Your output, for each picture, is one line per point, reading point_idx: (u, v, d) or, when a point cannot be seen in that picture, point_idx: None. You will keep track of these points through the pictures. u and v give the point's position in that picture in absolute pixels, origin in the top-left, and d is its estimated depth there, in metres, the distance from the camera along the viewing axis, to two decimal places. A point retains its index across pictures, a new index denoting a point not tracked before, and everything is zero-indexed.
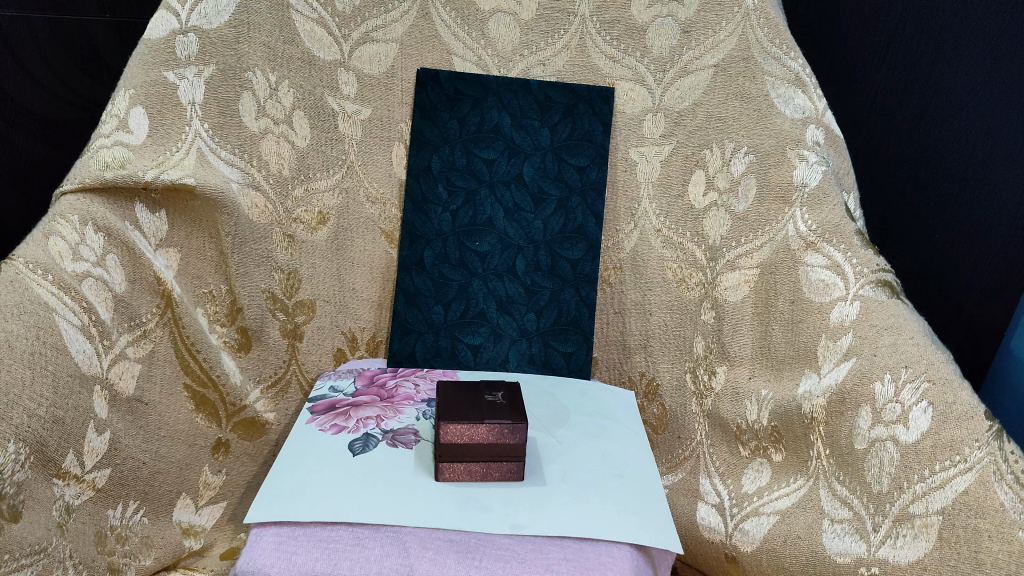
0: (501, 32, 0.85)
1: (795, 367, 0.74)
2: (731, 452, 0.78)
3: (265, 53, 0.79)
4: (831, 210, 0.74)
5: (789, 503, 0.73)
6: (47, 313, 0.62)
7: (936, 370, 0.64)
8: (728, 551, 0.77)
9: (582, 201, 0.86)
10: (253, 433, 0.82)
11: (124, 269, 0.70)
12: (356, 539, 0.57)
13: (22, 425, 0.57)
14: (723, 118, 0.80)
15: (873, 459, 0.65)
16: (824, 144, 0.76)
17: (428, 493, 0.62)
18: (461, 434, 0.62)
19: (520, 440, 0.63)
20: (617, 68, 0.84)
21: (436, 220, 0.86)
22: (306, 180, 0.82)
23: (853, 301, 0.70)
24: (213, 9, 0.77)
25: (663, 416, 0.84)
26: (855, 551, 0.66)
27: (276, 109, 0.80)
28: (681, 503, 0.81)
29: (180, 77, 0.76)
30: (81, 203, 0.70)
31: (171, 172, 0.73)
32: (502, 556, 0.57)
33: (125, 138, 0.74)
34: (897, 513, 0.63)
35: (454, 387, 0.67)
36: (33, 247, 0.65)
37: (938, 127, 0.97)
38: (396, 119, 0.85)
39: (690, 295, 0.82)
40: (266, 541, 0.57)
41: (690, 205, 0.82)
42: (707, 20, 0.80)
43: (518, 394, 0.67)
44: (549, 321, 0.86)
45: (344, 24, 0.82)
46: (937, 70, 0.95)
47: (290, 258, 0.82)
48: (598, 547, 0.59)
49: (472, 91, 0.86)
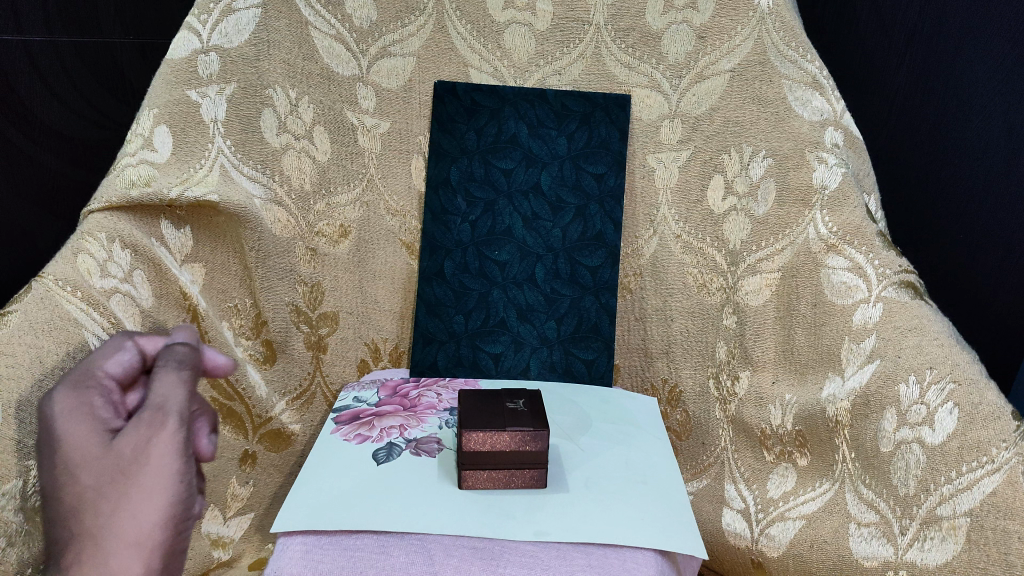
0: (517, 43, 0.86)
1: (818, 371, 0.74)
2: (756, 458, 0.78)
3: (285, 70, 0.80)
4: (851, 212, 0.73)
5: (815, 507, 0.72)
6: (76, 329, 0.64)
7: (961, 371, 0.63)
8: (754, 557, 0.77)
9: (600, 208, 0.86)
10: (278, 446, 0.82)
11: (151, 284, 0.72)
12: (381, 547, 0.58)
13: None
14: (740, 123, 0.80)
15: (899, 461, 0.64)
16: (843, 146, 0.76)
17: (450, 502, 0.62)
18: (485, 442, 0.62)
19: (543, 447, 0.63)
20: (633, 75, 0.85)
21: (456, 231, 0.86)
22: (328, 194, 0.83)
23: (876, 302, 0.70)
24: (234, 28, 0.77)
25: (686, 422, 0.83)
26: (882, 555, 0.66)
27: (298, 126, 0.81)
28: (706, 509, 0.80)
29: (203, 96, 0.77)
30: (108, 220, 0.70)
31: (195, 189, 0.74)
32: (525, 562, 0.57)
33: (149, 156, 0.74)
34: (925, 516, 0.62)
35: (475, 396, 0.67)
36: (61, 264, 0.66)
37: (958, 127, 0.97)
38: (415, 132, 0.87)
39: (712, 300, 0.82)
40: (293, 550, 0.58)
41: (709, 210, 0.82)
42: (722, 25, 0.80)
43: (540, 402, 0.68)
44: (570, 328, 0.86)
45: (362, 40, 0.83)
46: (957, 69, 0.95)
47: (313, 271, 0.83)
48: (623, 553, 0.59)
49: (490, 102, 0.86)
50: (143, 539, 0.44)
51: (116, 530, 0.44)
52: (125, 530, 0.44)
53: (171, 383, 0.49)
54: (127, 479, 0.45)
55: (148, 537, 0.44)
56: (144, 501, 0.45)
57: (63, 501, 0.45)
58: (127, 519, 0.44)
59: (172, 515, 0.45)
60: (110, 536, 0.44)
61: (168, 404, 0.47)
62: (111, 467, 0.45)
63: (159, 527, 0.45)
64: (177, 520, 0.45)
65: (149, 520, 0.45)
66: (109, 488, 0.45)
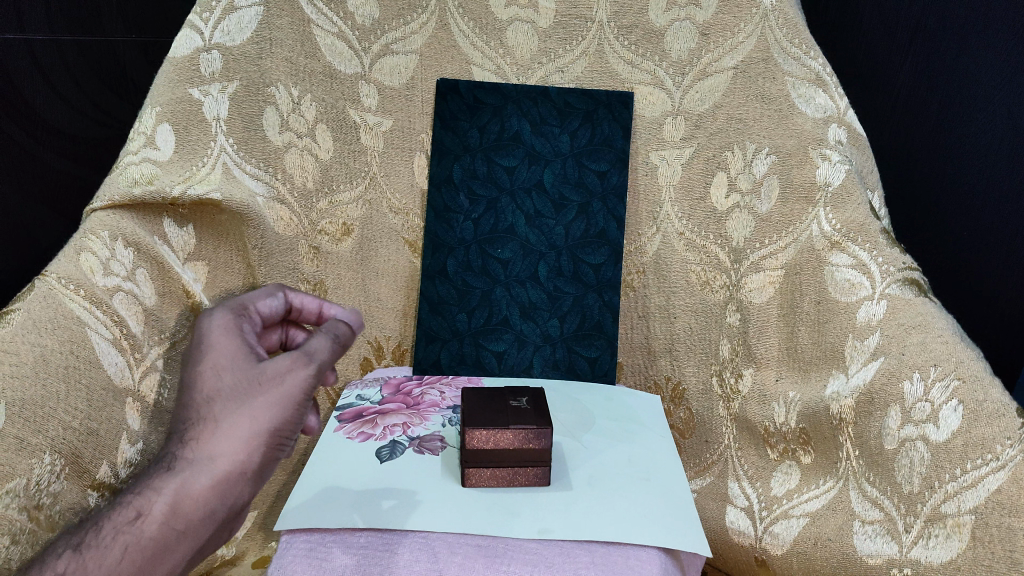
0: (519, 40, 0.85)
1: (821, 369, 0.73)
2: (760, 455, 0.78)
3: (287, 68, 0.80)
4: (855, 210, 0.73)
5: (819, 505, 0.72)
6: (79, 327, 0.64)
7: (966, 368, 0.63)
8: (758, 555, 0.76)
9: (602, 205, 0.86)
10: None
11: (153, 282, 0.72)
12: (385, 545, 0.58)
13: (58, 437, 0.59)
14: (744, 120, 0.79)
15: (903, 459, 0.64)
16: (846, 143, 0.76)
17: (454, 500, 0.62)
18: (487, 440, 0.62)
19: (546, 444, 0.63)
20: (636, 73, 0.84)
21: (459, 228, 0.86)
22: (330, 192, 0.83)
23: (879, 299, 0.70)
24: (236, 27, 0.78)
25: (690, 420, 0.84)
26: (887, 553, 0.65)
27: (300, 123, 0.81)
28: (710, 507, 0.80)
29: (205, 94, 0.77)
30: (111, 219, 0.71)
31: (197, 188, 0.75)
32: (529, 560, 0.57)
33: (152, 154, 0.75)
34: (929, 513, 0.62)
35: (478, 394, 0.67)
36: (64, 263, 0.66)
37: (961, 123, 0.97)
38: (418, 129, 0.87)
39: (715, 297, 0.82)
40: (296, 549, 0.58)
41: (712, 207, 0.82)
42: (725, 22, 0.80)
43: (543, 400, 0.67)
44: (572, 326, 0.86)
45: (365, 37, 0.83)
46: (960, 65, 0.94)
47: (315, 269, 0.84)
48: (627, 550, 0.58)
49: (492, 99, 0.86)
50: (248, 445, 0.51)
51: (233, 424, 0.51)
52: (240, 428, 0.51)
53: (327, 342, 0.56)
54: (260, 390, 0.52)
55: (251, 444, 0.51)
56: (264, 413, 0.51)
57: (194, 382, 0.52)
58: (246, 420, 0.51)
59: (275, 441, 0.52)
60: (224, 425, 0.51)
61: (314, 355, 0.54)
62: (251, 379, 0.52)
63: (264, 442, 0.51)
64: (279, 441, 0.52)
65: (259, 429, 0.51)
66: (241, 393, 0.52)
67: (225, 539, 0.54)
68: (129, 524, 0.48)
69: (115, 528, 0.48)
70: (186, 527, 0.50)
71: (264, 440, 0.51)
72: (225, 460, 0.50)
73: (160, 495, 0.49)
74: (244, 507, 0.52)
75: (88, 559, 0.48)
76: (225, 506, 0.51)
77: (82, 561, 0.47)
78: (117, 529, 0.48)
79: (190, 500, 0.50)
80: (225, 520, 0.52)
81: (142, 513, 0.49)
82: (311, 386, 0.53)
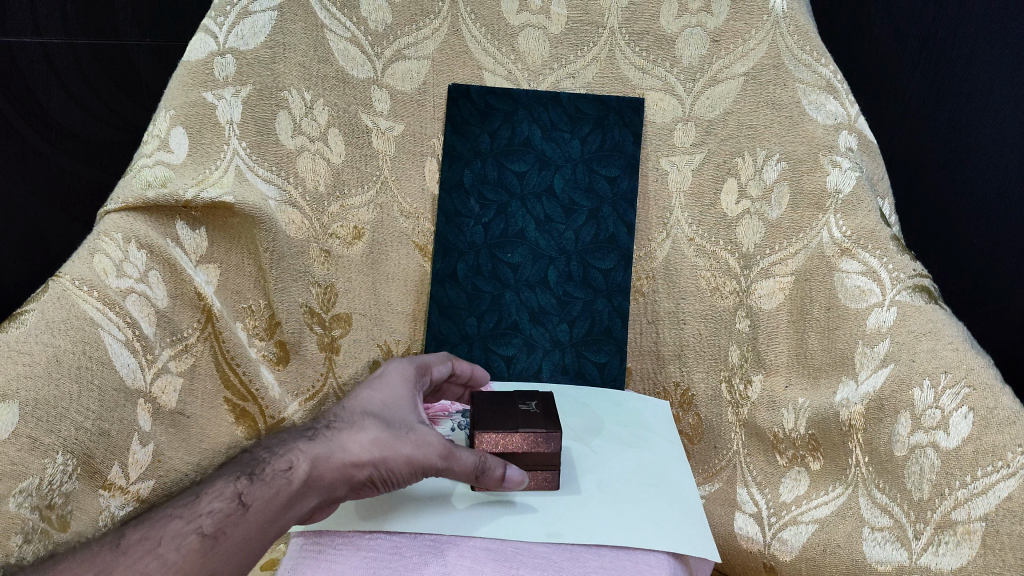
0: (531, 46, 0.86)
1: (831, 375, 0.73)
2: (768, 462, 0.77)
3: (301, 72, 0.80)
4: (865, 216, 0.73)
5: (828, 511, 0.72)
6: (93, 328, 0.64)
7: (976, 375, 0.63)
8: (767, 561, 0.76)
9: (613, 211, 0.86)
10: None
11: (166, 284, 0.72)
12: (394, 548, 0.58)
13: (70, 437, 0.59)
14: (755, 126, 0.79)
15: (913, 465, 0.64)
16: (858, 150, 0.76)
17: (463, 499, 0.63)
18: (497, 445, 0.62)
19: (555, 448, 0.62)
20: (646, 79, 0.85)
21: (469, 233, 0.87)
22: (342, 196, 0.83)
23: (890, 306, 0.70)
24: (250, 30, 0.78)
25: (698, 426, 0.83)
26: (896, 559, 0.65)
27: (313, 127, 0.81)
28: (718, 513, 0.80)
29: (219, 97, 0.77)
30: (124, 221, 0.71)
31: (211, 190, 0.75)
32: (539, 564, 0.57)
33: (165, 157, 0.76)
34: (939, 520, 0.62)
35: (488, 398, 0.67)
36: (78, 264, 0.67)
37: (972, 131, 0.97)
38: (429, 134, 0.87)
39: (724, 303, 0.82)
40: (306, 550, 0.59)
41: (722, 213, 0.82)
42: (736, 29, 0.80)
43: (553, 404, 0.67)
44: (582, 331, 0.86)
45: (377, 42, 0.84)
46: (971, 74, 0.95)
47: (326, 272, 0.83)
48: (636, 554, 0.59)
49: (503, 105, 0.87)
50: (365, 464, 0.58)
51: (369, 440, 0.58)
52: (372, 445, 0.58)
53: (472, 463, 0.58)
54: (401, 431, 0.59)
55: (366, 463, 0.58)
56: (396, 448, 0.58)
57: (364, 406, 0.61)
58: (380, 443, 0.58)
59: (384, 478, 0.58)
60: (363, 438, 0.58)
61: (456, 457, 0.58)
62: (403, 426, 0.60)
63: (376, 468, 0.58)
64: (388, 476, 0.58)
65: (382, 455, 0.58)
66: (387, 427, 0.59)
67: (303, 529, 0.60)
68: (282, 473, 0.56)
69: (273, 471, 0.56)
70: (311, 497, 0.57)
71: (377, 466, 0.58)
72: (349, 460, 0.57)
73: (307, 459, 0.57)
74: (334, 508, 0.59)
75: (254, 485, 0.55)
76: (335, 496, 0.58)
77: (250, 485, 0.55)
78: (276, 473, 0.56)
79: (322, 477, 0.57)
80: (322, 508, 0.58)
81: (293, 468, 0.56)
82: (431, 467, 0.58)
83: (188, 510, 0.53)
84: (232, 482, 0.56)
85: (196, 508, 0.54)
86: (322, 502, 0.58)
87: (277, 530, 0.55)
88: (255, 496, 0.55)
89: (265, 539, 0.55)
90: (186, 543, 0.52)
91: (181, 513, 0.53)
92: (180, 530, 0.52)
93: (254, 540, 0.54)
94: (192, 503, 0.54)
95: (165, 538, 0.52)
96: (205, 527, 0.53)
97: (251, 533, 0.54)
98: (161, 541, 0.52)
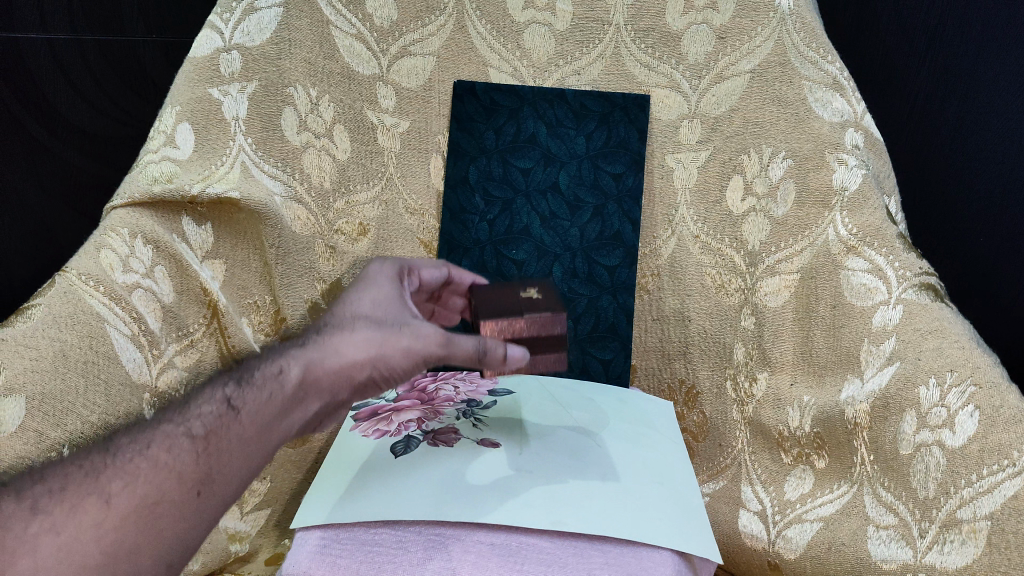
0: (536, 43, 0.86)
1: (836, 373, 0.73)
2: (773, 459, 0.77)
3: (306, 68, 0.81)
4: (871, 213, 0.73)
5: (833, 509, 0.72)
6: (99, 323, 0.64)
7: (983, 374, 0.63)
8: (772, 559, 0.75)
9: (618, 208, 0.86)
10: (295, 441, 0.84)
11: (171, 280, 0.72)
12: (398, 542, 0.58)
13: (77, 431, 0.59)
14: (761, 123, 0.79)
15: (918, 464, 0.64)
16: (864, 148, 0.76)
17: (467, 485, 0.62)
18: (502, 330, 0.63)
19: (560, 330, 0.64)
20: (652, 76, 0.84)
21: (474, 230, 0.87)
22: (347, 193, 0.84)
23: (896, 305, 0.70)
24: (256, 27, 0.79)
25: (704, 424, 0.83)
26: (901, 558, 0.65)
27: (318, 124, 0.82)
28: (723, 511, 0.79)
29: (225, 94, 0.78)
30: (130, 216, 0.71)
31: (216, 186, 0.75)
32: (543, 559, 0.57)
33: (171, 153, 0.76)
34: (945, 518, 0.62)
35: (488, 289, 0.68)
36: (85, 259, 0.67)
37: (979, 129, 0.97)
38: (434, 131, 0.87)
39: (730, 301, 0.81)
40: (311, 545, 0.59)
41: (728, 211, 0.81)
42: (742, 26, 0.80)
43: (551, 289, 0.69)
44: (587, 329, 0.86)
45: (383, 39, 0.84)
46: (976, 72, 0.95)
47: (332, 268, 0.84)
48: (640, 551, 0.59)
49: (509, 102, 0.86)
50: (363, 362, 0.56)
51: (361, 340, 0.56)
52: (368, 344, 0.56)
53: (473, 347, 0.57)
54: (396, 328, 0.57)
55: (362, 361, 0.56)
56: (391, 344, 0.57)
57: (353, 306, 0.60)
58: (373, 341, 0.56)
59: (383, 375, 0.57)
60: (355, 339, 0.56)
61: (454, 345, 0.57)
62: (396, 322, 0.58)
63: (374, 365, 0.56)
64: (387, 372, 0.57)
65: (377, 353, 0.56)
66: (380, 326, 0.58)
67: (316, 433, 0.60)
68: (273, 376, 0.55)
69: (264, 376, 0.55)
70: (307, 399, 0.55)
71: (375, 364, 0.56)
72: (344, 361, 0.56)
73: (298, 363, 0.56)
74: (337, 409, 0.58)
75: (245, 390, 0.54)
76: (334, 396, 0.57)
77: (241, 390, 0.54)
78: (266, 377, 0.55)
79: (316, 377, 0.55)
80: (324, 409, 0.57)
81: (284, 371, 0.55)
82: (432, 357, 0.57)
83: (178, 415, 0.53)
84: (222, 388, 0.55)
85: (186, 414, 0.53)
86: (323, 404, 0.56)
87: (275, 432, 0.54)
88: (245, 400, 0.54)
89: (263, 440, 0.53)
90: (178, 445, 0.51)
91: (172, 420, 0.53)
92: (170, 433, 0.52)
93: (249, 442, 0.52)
94: (183, 412, 0.53)
95: (155, 442, 0.51)
96: (196, 429, 0.52)
97: (246, 435, 0.53)
98: (151, 445, 0.51)
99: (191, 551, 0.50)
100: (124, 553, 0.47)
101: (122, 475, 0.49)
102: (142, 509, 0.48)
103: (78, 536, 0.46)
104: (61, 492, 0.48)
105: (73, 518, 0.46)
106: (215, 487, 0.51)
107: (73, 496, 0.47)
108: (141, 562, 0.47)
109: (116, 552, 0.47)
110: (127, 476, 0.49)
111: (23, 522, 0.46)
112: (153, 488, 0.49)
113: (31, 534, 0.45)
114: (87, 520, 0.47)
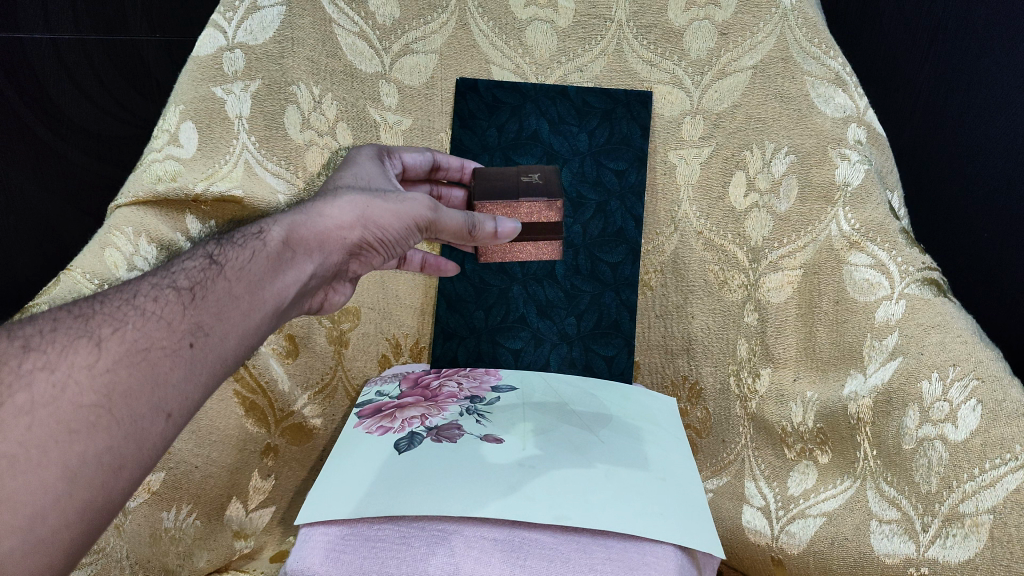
0: (538, 39, 0.85)
1: (840, 368, 0.73)
2: (777, 455, 0.77)
3: (309, 66, 0.81)
4: (874, 209, 0.73)
5: (836, 504, 0.71)
6: None
7: (984, 368, 0.63)
8: (775, 554, 0.75)
9: (621, 204, 0.85)
10: (300, 439, 0.84)
11: None
12: (402, 538, 0.58)
13: None
14: (763, 120, 0.79)
15: (920, 458, 0.65)
16: (867, 143, 0.75)
17: (464, 479, 0.63)
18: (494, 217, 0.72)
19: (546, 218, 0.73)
20: (654, 72, 0.84)
21: None
22: None
23: (898, 299, 0.70)
24: (258, 26, 0.80)
25: (707, 419, 0.83)
26: (903, 552, 0.65)
27: (321, 121, 0.82)
28: (726, 506, 0.79)
29: (228, 92, 0.79)
30: (135, 215, 0.74)
31: (219, 184, 0.78)
32: (545, 554, 0.58)
33: (176, 151, 0.78)
34: (946, 513, 0.63)
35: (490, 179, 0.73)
36: (90, 257, 0.71)
37: (984, 125, 0.97)
38: (437, 128, 0.86)
39: (733, 296, 0.81)
40: (315, 540, 0.59)
41: (731, 207, 0.81)
42: (744, 22, 0.79)
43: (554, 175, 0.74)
44: (589, 325, 0.86)
45: (385, 37, 0.83)
46: (981, 68, 0.95)
47: None
48: (642, 546, 0.59)
49: (511, 98, 0.86)
50: (351, 222, 0.60)
51: (347, 203, 0.60)
52: (353, 205, 0.60)
53: (461, 219, 0.65)
54: (379, 197, 0.61)
55: (350, 222, 0.60)
56: (372, 211, 0.60)
57: (335, 180, 0.65)
58: (358, 206, 0.60)
59: (371, 236, 0.61)
60: (341, 202, 0.60)
61: (441, 209, 0.64)
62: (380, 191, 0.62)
63: (362, 225, 0.60)
64: (375, 230, 0.61)
65: (364, 214, 0.60)
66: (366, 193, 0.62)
67: (296, 309, 0.60)
68: (255, 237, 0.57)
69: (245, 236, 0.57)
70: (296, 259, 0.57)
71: (364, 225, 0.60)
72: (329, 222, 0.59)
73: (281, 225, 0.58)
74: (320, 280, 0.60)
75: (227, 249, 0.56)
76: (324, 262, 0.59)
77: (222, 249, 0.56)
78: (248, 237, 0.56)
79: (300, 238, 0.58)
80: (315, 276, 0.59)
81: (266, 232, 0.57)
82: (422, 220, 0.63)
83: (163, 270, 0.52)
84: (204, 249, 0.56)
85: (170, 269, 0.53)
86: (312, 267, 0.58)
87: (267, 291, 0.54)
88: (228, 257, 0.55)
89: (254, 299, 0.53)
90: (165, 295, 0.50)
91: (157, 274, 0.52)
92: (155, 285, 0.51)
93: (235, 292, 0.53)
94: (166, 268, 0.53)
95: (141, 292, 0.50)
96: (182, 282, 0.52)
97: (234, 288, 0.53)
98: (139, 293, 0.50)
99: (190, 406, 0.49)
100: (119, 395, 0.45)
101: (111, 321, 0.47)
102: (133, 354, 0.46)
103: (73, 374, 0.44)
104: (53, 332, 0.46)
105: (66, 356, 0.45)
106: (211, 340, 0.50)
107: (63, 336, 0.46)
108: (138, 407, 0.45)
109: (111, 394, 0.45)
110: (115, 321, 0.47)
111: (16, 358, 0.44)
112: (142, 336, 0.47)
113: (26, 370, 0.44)
114: (79, 361, 0.45)
